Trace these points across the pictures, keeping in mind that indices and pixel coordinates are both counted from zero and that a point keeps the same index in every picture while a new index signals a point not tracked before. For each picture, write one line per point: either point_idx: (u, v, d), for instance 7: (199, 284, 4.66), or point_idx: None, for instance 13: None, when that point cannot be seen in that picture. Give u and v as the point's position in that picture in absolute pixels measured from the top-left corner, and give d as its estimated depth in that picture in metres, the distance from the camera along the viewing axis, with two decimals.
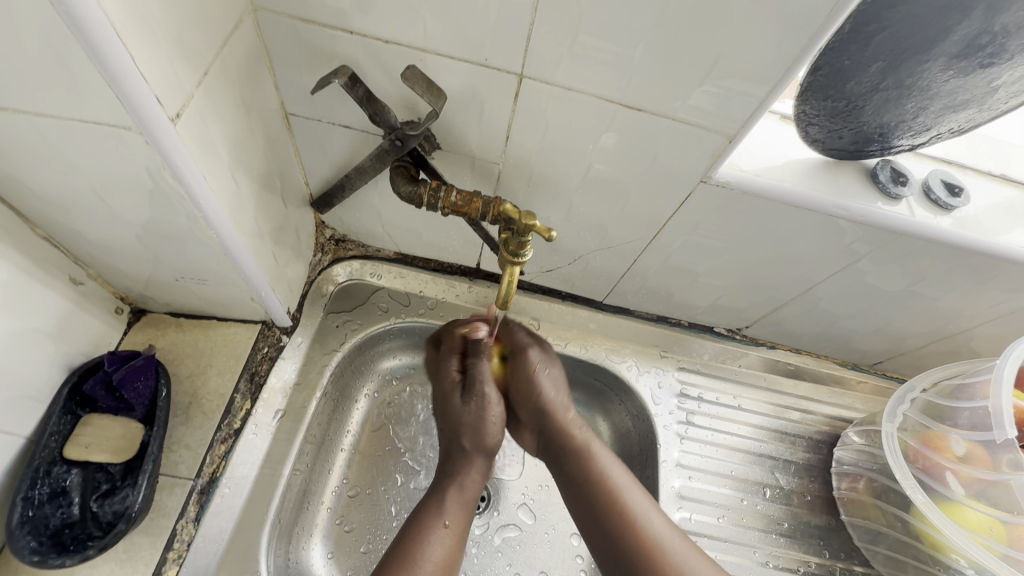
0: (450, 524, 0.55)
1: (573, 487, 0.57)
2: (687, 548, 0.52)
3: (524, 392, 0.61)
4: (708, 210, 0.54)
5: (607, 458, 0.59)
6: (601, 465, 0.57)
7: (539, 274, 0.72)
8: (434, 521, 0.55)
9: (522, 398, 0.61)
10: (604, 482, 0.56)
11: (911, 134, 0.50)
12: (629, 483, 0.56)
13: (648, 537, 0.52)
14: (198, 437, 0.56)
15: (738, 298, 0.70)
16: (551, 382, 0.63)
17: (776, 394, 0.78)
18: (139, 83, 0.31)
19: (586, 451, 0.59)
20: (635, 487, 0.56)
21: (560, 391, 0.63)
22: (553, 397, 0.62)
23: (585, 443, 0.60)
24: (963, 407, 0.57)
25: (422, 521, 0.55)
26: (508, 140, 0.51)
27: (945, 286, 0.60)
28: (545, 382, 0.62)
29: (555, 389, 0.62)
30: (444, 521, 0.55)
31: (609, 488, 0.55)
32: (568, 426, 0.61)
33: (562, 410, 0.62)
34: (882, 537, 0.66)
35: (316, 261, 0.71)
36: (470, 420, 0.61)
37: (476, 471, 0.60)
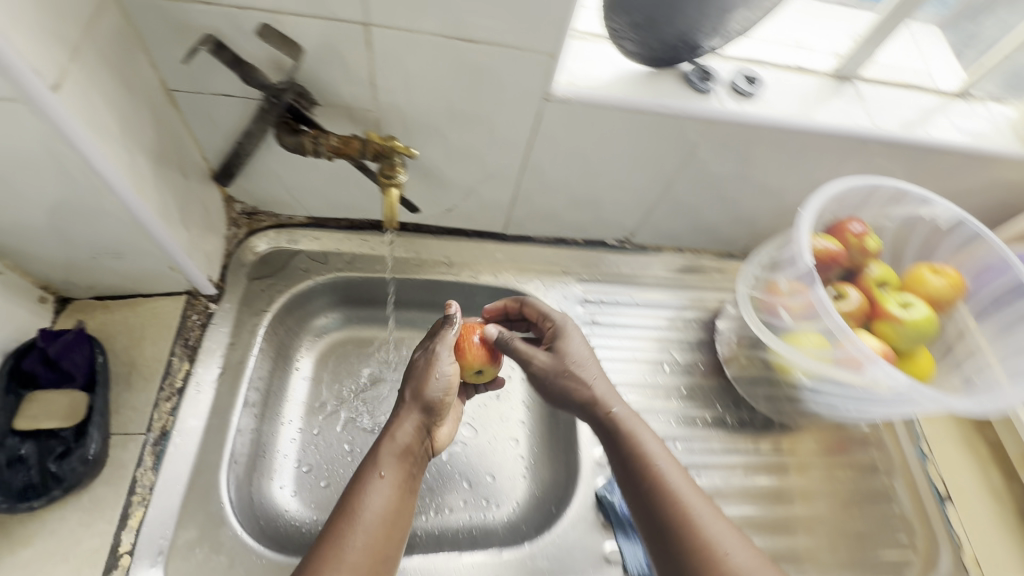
0: (390, 476, 0.59)
1: (618, 460, 0.60)
2: (722, 522, 0.54)
3: (545, 365, 0.65)
4: (559, 126, 0.64)
5: (643, 425, 0.61)
6: (641, 437, 0.60)
7: (441, 215, 0.81)
8: (375, 473, 0.59)
9: (540, 371, 0.65)
10: (646, 456, 0.58)
11: (710, 38, 0.61)
12: (673, 466, 0.58)
13: (682, 504, 0.55)
14: (143, 398, 0.62)
15: (616, 208, 0.81)
16: (575, 342, 0.67)
17: (666, 289, 0.91)
18: (15, 57, 0.37)
19: (626, 420, 0.61)
20: (676, 463, 0.58)
21: (581, 341, 0.68)
22: (569, 359, 0.65)
23: (620, 408, 0.62)
24: (785, 253, 0.69)
25: (361, 477, 0.59)
26: (374, 87, 0.58)
27: (767, 165, 0.73)
28: (569, 341, 0.67)
29: (592, 365, 0.65)
30: (380, 473, 0.59)
31: (646, 460, 0.58)
32: (606, 397, 0.63)
33: (590, 367, 0.65)
34: (758, 380, 0.79)
35: (231, 235, 0.76)
36: (428, 383, 0.65)
37: (415, 422, 0.64)
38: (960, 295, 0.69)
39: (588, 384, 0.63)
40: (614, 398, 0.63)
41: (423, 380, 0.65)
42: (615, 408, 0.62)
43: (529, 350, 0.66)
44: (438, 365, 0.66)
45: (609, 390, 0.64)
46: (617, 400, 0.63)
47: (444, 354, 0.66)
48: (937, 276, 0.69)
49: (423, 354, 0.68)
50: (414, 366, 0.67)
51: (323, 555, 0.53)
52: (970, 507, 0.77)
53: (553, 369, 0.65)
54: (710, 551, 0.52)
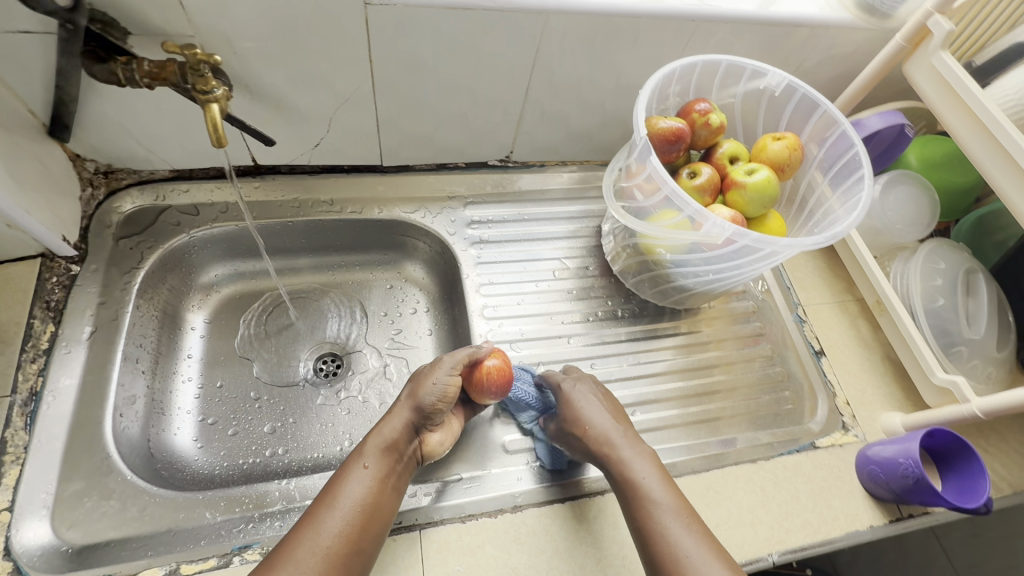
0: (371, 467, 0.58)
1: (619, 492, 0.60)
2: (697, 541, 0.54)
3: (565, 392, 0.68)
4: (393, 34, 0.64)
5: (621, 436, 0.64)
6: (637, 478, 0.59)
7: (310, 153, 0.80)
8: (358, 463, 0.58)
9: (567, 392, 0.68)
10: (637, 488, 0.59)
11: None
12: (679, 520, 0.56)
13: (661, 528, 0.55)
14: (5, 362, 0.60)
15: (486, 123, 0.82)
16: (586, 387, 0.69)
17: (554, 202, 0.93)
18: None
19: (625, 458, 0.61)
20: (671, 492, 0.59)
21: (600, 408, 0.66)
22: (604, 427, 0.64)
23: (626, 446, 0.63)
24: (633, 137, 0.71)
25: (346, 468, 0.58)
26: (184, 8, 0.56)
27: (615, 58, 0.76)
28: (579, 387, 0.69)
29: (588, 396, 0.68)
30: (364, 464, 0.58)
31: (638, 494, 0.58)
32: (608, 429, 0.64)
33: (603, 404, 0.67)
34: (642, 269, 0.81)
35: (88, 197, 0.74)
36: (424, 387, 0.64)
37: (405, 419, 0.63)
38: (801, 159, 0.74)
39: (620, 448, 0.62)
40: (620, 437, 0.63)
41: (420, 387, 0.65)
42: (600, 419, 0.65)
43: (563, 391, 0.68)
44: (439, 373, 0.65)
45: (611, 428, 0.64)
46: (624, 441, 0.63)
47: (448, 362, 0.67)
48: (778, 142, 0.73)
49: (429, 366, 0.68)
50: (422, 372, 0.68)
51: (290, 541, 0.52)
52: (839, 356, 0.84)
53: (562, 398, 0.68)
54: (677, 564, 0.53)
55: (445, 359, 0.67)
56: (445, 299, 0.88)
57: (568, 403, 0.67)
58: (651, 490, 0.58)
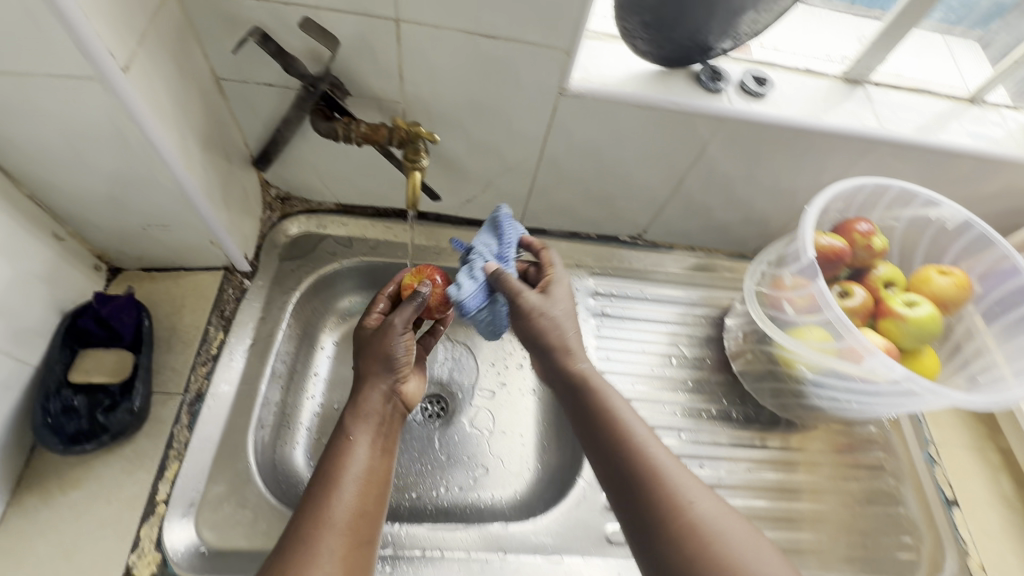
0: (362, 440, 0.65)
1: (585, 427, 0.58)
2: (663, 447, 0.54)
3: (514, 285, 0.63)
4: (574, 120, 0.67)
5: (654, 433, 0.56)
6: (597, 385, 0.60)
7: (460, 206, 0.85)
8: (343, 437, 0.66)
9: (508, 278, 0.63)
10: (602, 402, 0.58)
11: (720, 37, 0.63)
12: (659, 446, 0.54)
13: (626, 433, 0.55)
14: (182, 362, 0.67)
15: (628, 202, 0.84)
16: (559, 277, 0.67)
17: (677, 284, 0.93)
18: (95, 38, 0.42)
19: (590, 375, 0.61)
20: (632, 407, 0.59)
21: (541, 289, 0.65)
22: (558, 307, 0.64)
23: (584, 361, 0.62)
24: (790, 247, 0.70)
25: (335, 445, 0.65)
26: (402, 80, 0.62)
27: (778, 165, 0.75)
28: (555, 295, 0.65)
29: (589, 363, 0.62)
30: (351, 437, 0.65)
31: (592, 386, 0.59)
32: (580, 333, 0.64)
33: (557, 294, 0.65)
34: (765, 374, 0.80)
35: (266, 219, 0.82)
36: (387, 346, 0.71)
37: (381, 392, 0.70)
38: (966, 299, 0.70)
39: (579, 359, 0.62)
40: (563, 296, 0.65)
41: (383, 351, 0.71)
42: (559, 309, 0.64)
43: (517, 285, 0.63)
44: (394, 337, 0.71)
45: (640, 425, 0.56)
46: (565, 297, 0.65)
47: (399, 322, 0.72)
48: (945, 277, 0.69)
49: (373, 330, 0.73)
50: (370, 338, 0.73)
51: (306, 509, 0.58)
52: (975, 511, 0.77)
53: (509, 286, 0.63)
54: (721, 549, 0.47)
55: (396, 317, 0.72)
56: None
57: (539, 309, 0.63)
58: (614, 405, 0.58)
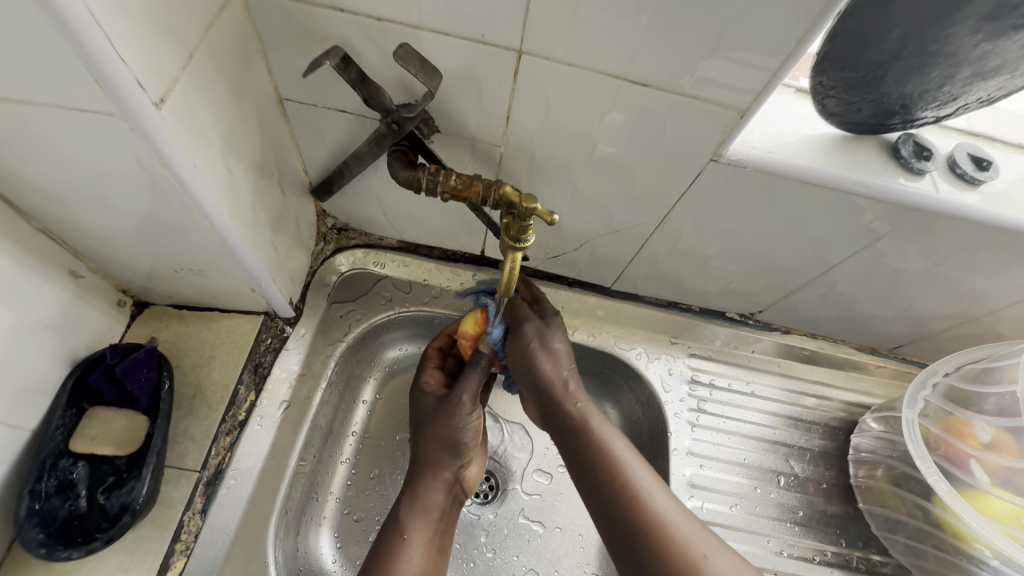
0: (418, 540, 0.52)
1: (578, 466, 0.53)
2: (665, 493, 0.50)
3: (538, 332, 0.57)
4: (717, 190, 0.52)
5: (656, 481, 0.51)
6: (603, 435, 0.53)
7: (544, 260, 0.70)
8: (398, 534, 0.52)
9: (527, 334, 0.57)
10: (610, 454, 0.52)
11: (937, 105, 0.47)
12: (658, 487, 0.50)
13: (631, 484, 0.50)
14: (203, 429, 0.56)
15: (751, 282, 0.67)
16: (560, 332, 0.59)
17: (793, 380, 0.75)
18: (118, 65, 0.30)
19: (589, 419, 0.54)
20: (632, 451, 0.53)
21: (564, 342, 0.59)
22: (564, 371, 0.57)
23: (582, 399, 0.56)
24: (989, 392, 0.56)
25: (386, 539, 0.52)
26: (508, 122, 0.49)
27: (971, 267, 0.58)
28: (557, 339, 0.58)
29: (567, 369, 0.57)
30: (406, 534, 0.52)
31: (597, 434, 0.53)
32: (568, 382, 0.57)
33: (563, 356, 0.58)
34: (902, 525, 0.64)
35: (318, 251, 0.69)
36: (453, 425, 0.56)
37: (441, 483, 0.56)
38: None
39: (578, 398, 0.56)
40: (566, 361, 0.57)
41: (449, 429, 0.56)
42: (567, 371, 0.57)
43: (529, 326, 0.57)
44: (461, 416, 0.56)
45: (630, 454, 0.52)
46: (580, 393, 0.57)
47: (467, 397, 0.57)
48: None
49: (435, 402, 0.58)
50: (429, 410, 0.58)
51: None
52: None
53: (540, 335, 0.57)
54: None
55: (461, 393, 0.57)
56: None
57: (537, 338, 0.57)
58: (615, 450, 0.52)
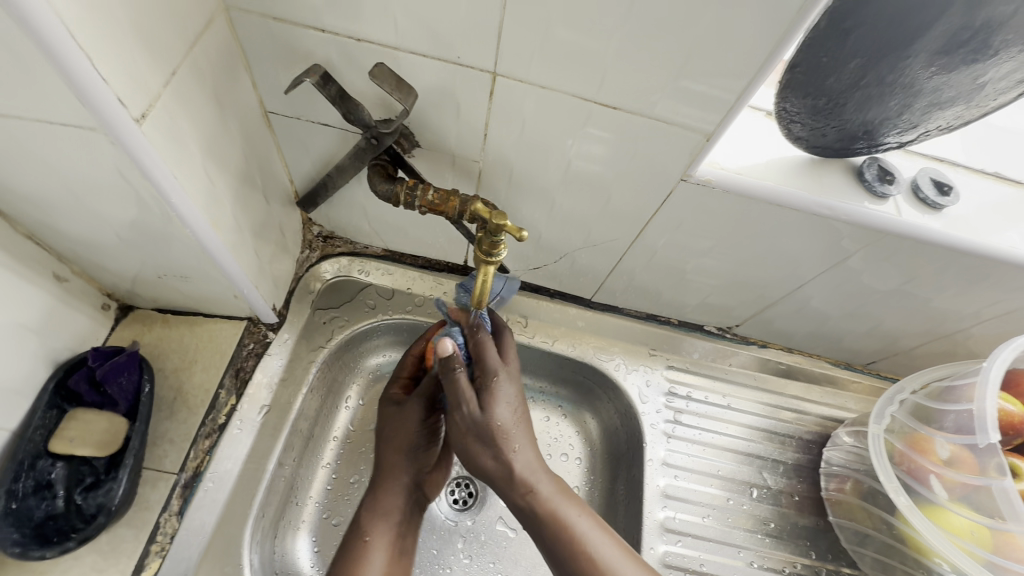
0: (379, 544, 0.54)
1: (538, 537, 0.52)
2: (628, 560, 0.50)
3: (472, 417, 0.52)
4: (690, 208, 0.54)
5: (598, 530, 0.51)
6: (566, 516, 0.51)
7: (526, 272, 0.72)
8: (359, 538, 0.54)
9: (462, 426, 0.53)
10: (572, 535, 0.50)
11: (899, 132, 0.48)
12: (609, 545, 0.50)
13: (596, 561, 0.49)
14: (183, 432, 0.57)
15: (727, 297, 0.69)
16: (517, 372, 0.57)
17: (769, 393, 0.77)
18: (99, 84, 0.32)
19: (546, 501, 0.52)
20: (591, 518, 0.52)
21: (508, 411, 0.53)
22: (497, 417, 0.52)
23: (542, 481, 0.52)
24: (950, 410, 0.57)
25: (348, 541, 0.54)
26: (485, 138, 0.50)
27: (937, 287, 0.59)
28: (497, 410, 0.52)
29: (506, 411, 0.53)
30: (367, 538, 0.54)
31: (561, 519, 0.51)
32: (519, 470, 0.52)
33: (507, 439, 0.52)
34: (870, 539, 0.66)
35: (303, 258, 0.70)
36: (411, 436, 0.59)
37: (402, 490, 0.58)
38: None
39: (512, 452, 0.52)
40: (517, 439, 0.53)
41: (411, 433, 0.59)
42: (513, 456, 0.52)
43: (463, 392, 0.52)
44: (418, 420, 0.60)
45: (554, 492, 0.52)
46: (522, 444, 0.53)
47: (428, 397, 0.60)
48: None
49: (396, 407, 0.61)
50: (391, 419, 0.61)
51: None
52: None
53: (477, 426, 0.52)
54: None
55: (422, 395, 0.60)
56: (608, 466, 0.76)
57: (483, 420, 0.52)
58: (576, 528, 0.51)
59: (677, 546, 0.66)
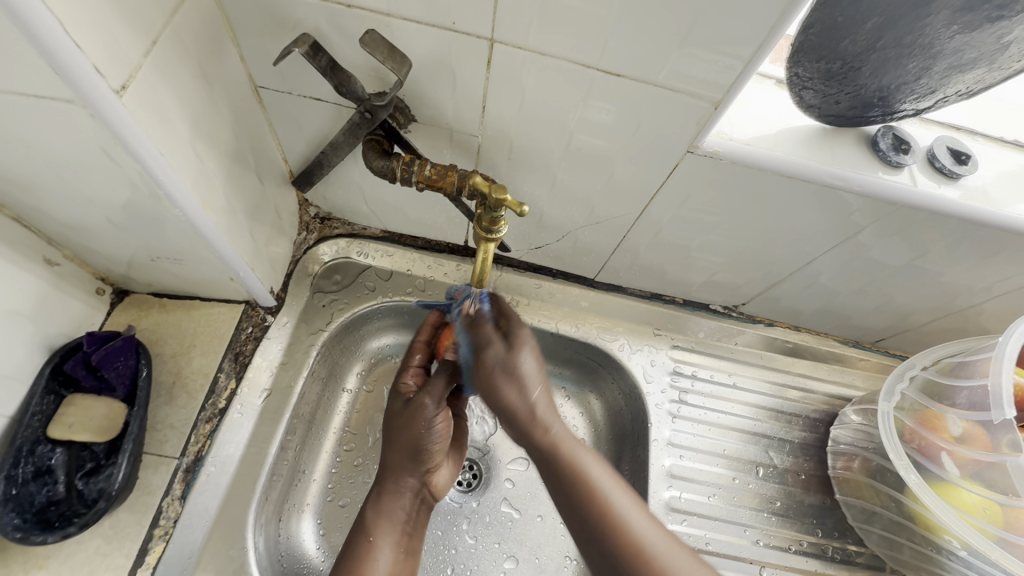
0: (385, 543, 0.54)
1: (550, 480, 0.50)
2: (645, 514, 0.47)
3: (497, 359, 0.52)
4: (696, 182, 0.52)
5: (617, 486, 0.49)
6: (581, 461, 0.49)
7: (527, 252, 0.70)
8: (364, 537, 0.54)
9: (490, 365, 0.52)
10: (585, 481, 0.48)
11: (916, 98, 0.46)
12: (625, 496, 0.48)
13: (609, 505, 0.47)
14: (183, 417, 0.57)
15: (734, 274, 0.67)
16: (527, 349, 0.53)
17: (774, 371, 0.76)
18: (73, 52, 0.30)
19: (564, 447, 0.50)
20: (606, 468, 0.50)
21: (534, 360, 0.53)
22: (521, 363, 0.52)
23: (554, 425, 0.51)
24: (962, 385, 0.57)
25: (352, 544, 0.54)
26: (484, 111, 0.48)
27: (951, 261, 0.58)
28: (523, 355, 0.52)
29: (529, 365, 0.52)
30: (371, 538, 0.54)
31: (574, 460, 0.49)
32: (538, 407, 0.51)
33: (532, 382, 0.51)
34: (877, 516, 0.65)
35: (300, 240, 0.68)
36: (418, 437, 0.57)
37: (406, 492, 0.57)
38: None
39: (535, 394, 0.51)
40: (537, 386, 0.52)
41: (417, 435, 0.57)
42: (536, 397, 0.51)
43: (490, 333, 0.54)
44: (422, 422, 0.57)
45: (571, 440, 0.51)
46: (545, 391, 0.52)
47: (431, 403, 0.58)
48: None
49: (403, 404, 0.60)
50: (398, 418, 0.59)
51: None
52: None
53: (502, 365, 0.52)
54: None
55: (427, 396, 0.58)
56: (612, 446, 0.75)
57: (501, 362, 0.52)
58: (591, 474, 0.49)
59: (683, 525, 0.66)
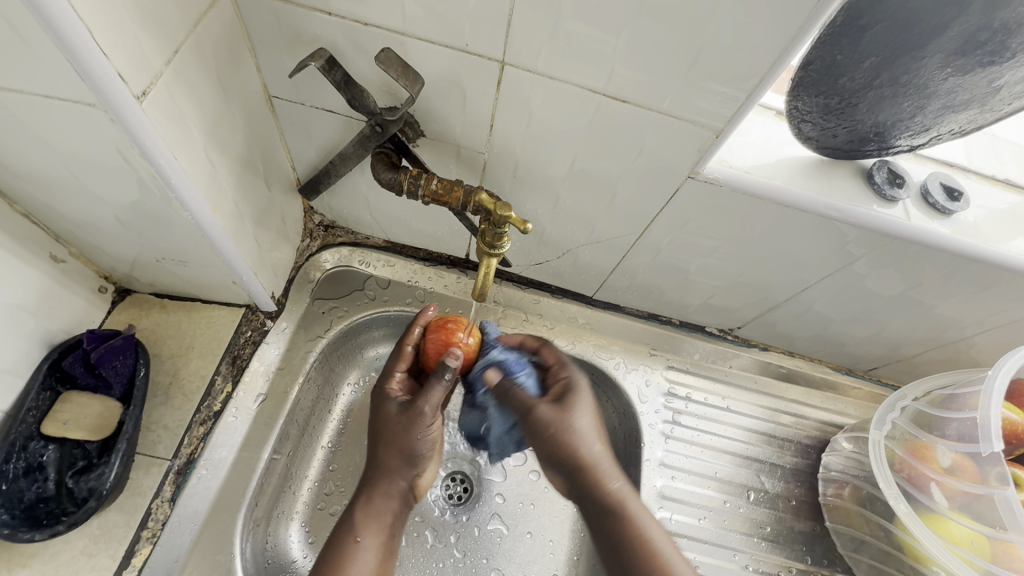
0: (371, 543, 0.52)
1: (605, 537, 0.52)
2: None
3: (551, 416, 0.53)
4: (697, 206, 0.53)
5: (673, 550, 0.51)
6: (638, 518, 0.52)
7: (528, 267, 0.71)
8: (352, 536, 0.52)
9: (542, 422, 0.54)
10: (643, 540, 0.51)
11: (910, 135, 0.48)
12: (679, 556, 0.50)
13: (664, 565, 0.49)
14: (178, 418, 0.57)
15: (730, 298, 0.68)
16: (580, 411, 0.54)
17: (769, 397, 0.76)
18: (100, 58, 0.31)
19: (621, 499, 0.53)
20: (661, 527, 0.52)
21: (590, 418, 0.55)
22: (578, 421, 0.54)
23: (616, 479, 0.54)
24: (952, 418, 0.57)
25: (339, 539, 0.52)
26: (491, 130, 0.50)
27: (943, 294, 0.59)
28: (579, 414, 0.54)
29: (586, 422, 0.54)
30: (360, 537, 0.51)
31: (630, 516, 0.52)
32: (599, 461, 0.54)
33: (591, 435, 0.54)
34: (866, 545, 0.66)
35: (304, 247, 0.69)
36: (412, 442, 0.55)
37: (397, 499, 0.56)
38: None
39: (591, 450, 0.54)
40: (595, 439, 0.54)
41: (412, 440, 0.55)
42: (596, 451, 0.54)
43: (530, 398, 0.54)
44: (421, 428, 0.55)
45: (629, 493, 0.54)
46: (601, 443, 0.55)
47: (429, 408, 0.55)
48: None
49: (398, 408, 0.56)
50: (394, 422, 0.56)
51: None
52: None
53: (556, 426, 0.53)
54: None
55: (425, 405, 0.55)
56: None
57: (558, 427, 0.53)
58: (650, 535, 0.51)
59: None
